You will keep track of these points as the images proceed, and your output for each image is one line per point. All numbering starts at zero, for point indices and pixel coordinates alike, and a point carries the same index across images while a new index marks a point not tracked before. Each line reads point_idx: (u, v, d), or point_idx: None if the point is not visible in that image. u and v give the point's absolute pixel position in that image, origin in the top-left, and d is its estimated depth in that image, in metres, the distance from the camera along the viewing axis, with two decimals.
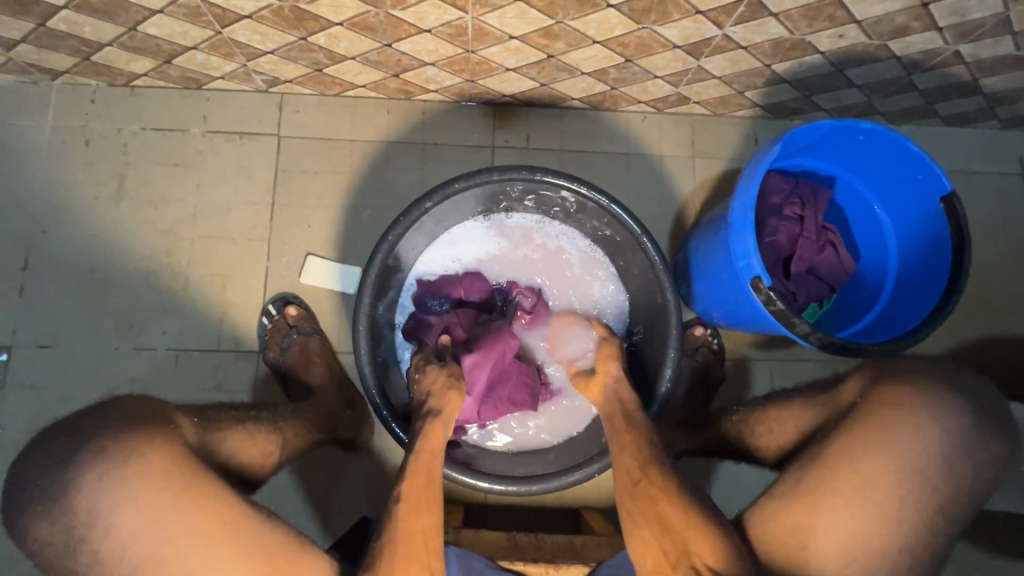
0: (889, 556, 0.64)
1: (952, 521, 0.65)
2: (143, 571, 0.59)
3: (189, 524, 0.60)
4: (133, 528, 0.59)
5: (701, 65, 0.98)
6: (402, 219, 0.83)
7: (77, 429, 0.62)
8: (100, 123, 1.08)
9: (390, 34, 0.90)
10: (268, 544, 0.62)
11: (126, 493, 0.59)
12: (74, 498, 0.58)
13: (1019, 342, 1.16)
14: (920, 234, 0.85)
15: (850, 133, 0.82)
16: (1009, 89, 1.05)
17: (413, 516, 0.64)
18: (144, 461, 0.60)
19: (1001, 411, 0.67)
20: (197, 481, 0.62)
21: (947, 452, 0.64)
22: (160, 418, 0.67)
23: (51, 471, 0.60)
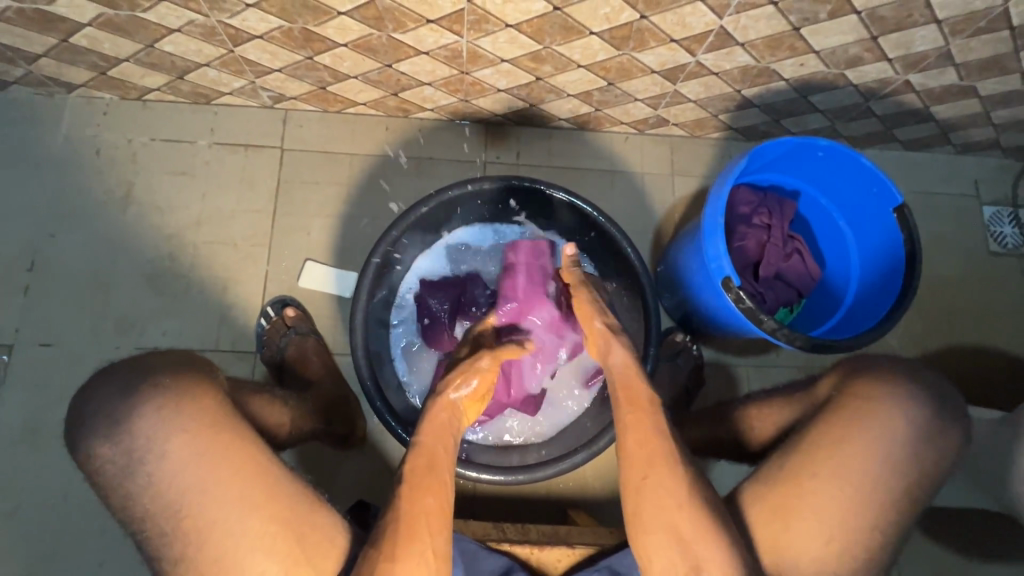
0: (864, 532, 0.68)
1: (911, 501, 0.70)
2: (187, 499, 0.61)
3: (229, 460, 0.62)
4: (183, 456, 0.62)
5: (677, 89, 1.07)
6: (400, 222, 0.89)
7: (140, 366, 0.68)
8: (111, 134, 1.14)
9: (391, 55, 0.97)
10: (296, 490, 0.64)
11: (180, 422, 0.63)
12: (137, 422, 0.63)
13: (979, 350, 1.24)
14: (879, 242, 0.93)
15: (811, 150, 0.90)
16: (958, 116, 1.15)
17: (419, 497, 0.63)
18: (200, 396, 0.65)
19: (951, 398, 0.74)
20: (238, 426, 0.65)
21: (916, 439, 0.70)
22: (212, 368, 0.72)
23: (117, 399, 0.64)
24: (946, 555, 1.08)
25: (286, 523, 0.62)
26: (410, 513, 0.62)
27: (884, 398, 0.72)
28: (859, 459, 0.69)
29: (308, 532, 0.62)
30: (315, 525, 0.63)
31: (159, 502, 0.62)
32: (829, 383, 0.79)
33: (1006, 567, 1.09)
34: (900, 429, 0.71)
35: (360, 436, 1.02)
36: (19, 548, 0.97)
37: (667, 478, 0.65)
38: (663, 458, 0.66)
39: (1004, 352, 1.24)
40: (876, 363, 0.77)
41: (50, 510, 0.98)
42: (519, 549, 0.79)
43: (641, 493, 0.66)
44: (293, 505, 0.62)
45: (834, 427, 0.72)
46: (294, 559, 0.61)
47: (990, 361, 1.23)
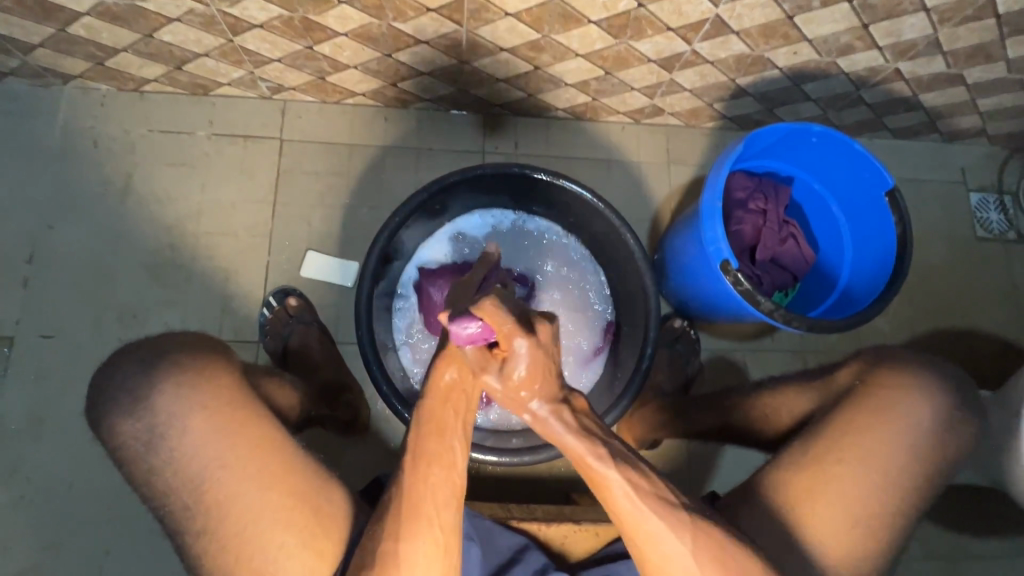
0: (885, 516, 0.70)
1: (918, 480, 0.71)
2: (208, 473, 0.62)
3: (248, 435, 0.64)
4: (203, 430, 0.63)
5: (674, 78, 1.09)
6: (402, 208, 0.90)
7: (158, 345, 0.69)
8: (109, 125, 1.13)
9: (390, 44, 0.98)
10: (311, 466, 0.65)
11: (200, 397, 0.64)
12: (156, 398, 0.64)
13: (967, 334, 1.27)
14: (872, 226, 0.95)
15: (805, 136, 0.92)
16: (946, 104, 1.17)
17: (424, 470, 0.60)
18: (218, 374, 0.67)
19: (963, 386, 0.76)
20: (255, 404, 0.67)
21: (936, 427, 0.73)
22: (228, 349, 0.74)
23: (137, 376, 0.66)
24: (935, 532, 1.12)
25: (304, 495, 0.63)
26: (416, 488, 0.60)
27: (904, 385, 0.75)
28: (881, 442, 0.72)
29: (324, 505, 0.63)
30: (331, 499, 0.64)
31: (179, 477, 0.63)
32: (849, 372, 0.81)
33: (992, 542, 1.12)
34: (922, 415, 0.73)
35: (365, 422, 1.04)
36: (23, 540, 0.97)
37: (670, 542, 0.59)
38: (659, 530, 0.59)
39: (990, 334, 1.27)
40: (895, 354, 0.79)
41: (54, 501, 0.98)
42: (528, 527, 0.80)
43: (654, 558, 0.60)
44: (310, 478, 0.64)
45: (856, 412, 0.74)
46: (312, 531, 0.62)
47: (976, 344, 1.26)
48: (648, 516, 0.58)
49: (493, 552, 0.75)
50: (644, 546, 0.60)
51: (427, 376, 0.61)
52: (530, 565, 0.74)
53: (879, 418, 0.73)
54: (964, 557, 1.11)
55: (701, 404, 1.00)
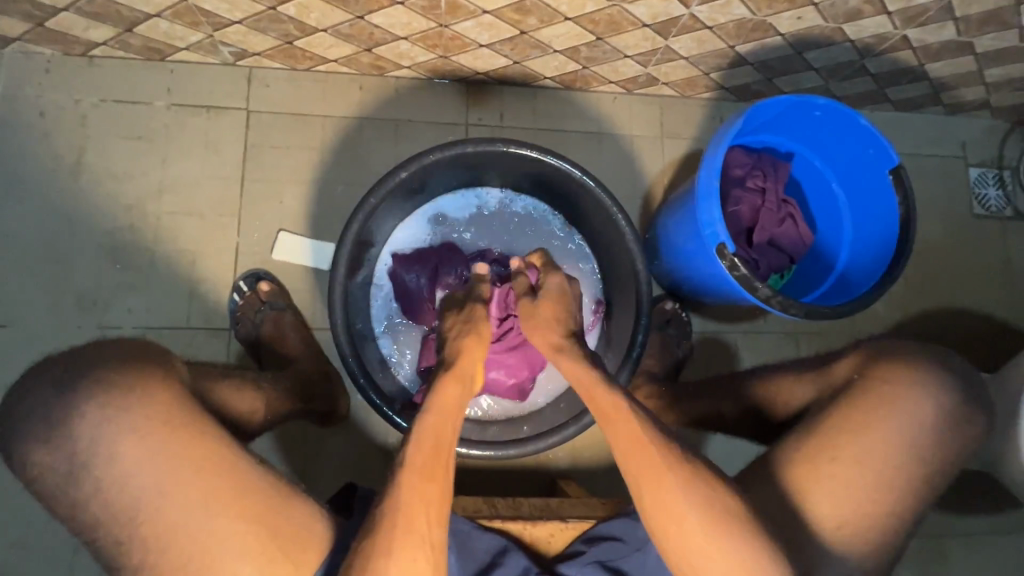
0: (879, 516, 0.69)
1: (916, 478, 0.69)
2: (144, 503, 0.58)
3: (190, 457, 0.59)
4: (133, 456, 0.58)
5: (669, 45, 1.01)
6: (378, 188, 0.83)
7: (83, 361, 0.63)
8: (56, 94, 1.04)
9: (362, 5, 0.89)
10: (264, 485, 0.61)
11: (130, 421, 0.59)
12: (78, 424, 0.59)
13: (961, 313, 1.25)
14: (874, 207, 0.90)
15: (807, 109, 0.87)
16: (952, 75, 1.12)
17: (419, 485, 0.58)
18: (150, 388, 0.61)
19: (965, 378, 0.74)
20: (197, 417, 0.62)
21: (935, 421, 0.70)
22: (167, 358, 0.67)
23: (56, 399, 0.60)
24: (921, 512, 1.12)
25: (257, 520, 0.59)
26: (409, 505, 0.57)
27: (905, 379, 0.72)
28: (878, 439, 0.69)
29: (282, 526, 0.60)
30: (290, 520, 0.61)
31: (110, 510, 0.58)
32: (847, 365, 0.78)
33: (975, 520, 1.13)
34: (923, 411, 0.71)
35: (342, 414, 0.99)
36: None
37: (679, 485, 0.60)
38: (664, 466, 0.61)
39: (983, 313, 1.25)
40: (898, 346, 0.77)
41: (19, 498, 0.94)
42: (513, 527, 0.77)
43: (661, 503, 0.60)
44: (263, 499, 0.60)
45: (855, 407, 0.72)
46: (269, 556, 0.59)
47: (969, 323, 1.25)
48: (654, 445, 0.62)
49: (472, 554, 0.72)
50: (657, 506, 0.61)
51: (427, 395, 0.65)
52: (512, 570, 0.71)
53: (880, 415, 0.70)
54: (947, 535, 1.12)
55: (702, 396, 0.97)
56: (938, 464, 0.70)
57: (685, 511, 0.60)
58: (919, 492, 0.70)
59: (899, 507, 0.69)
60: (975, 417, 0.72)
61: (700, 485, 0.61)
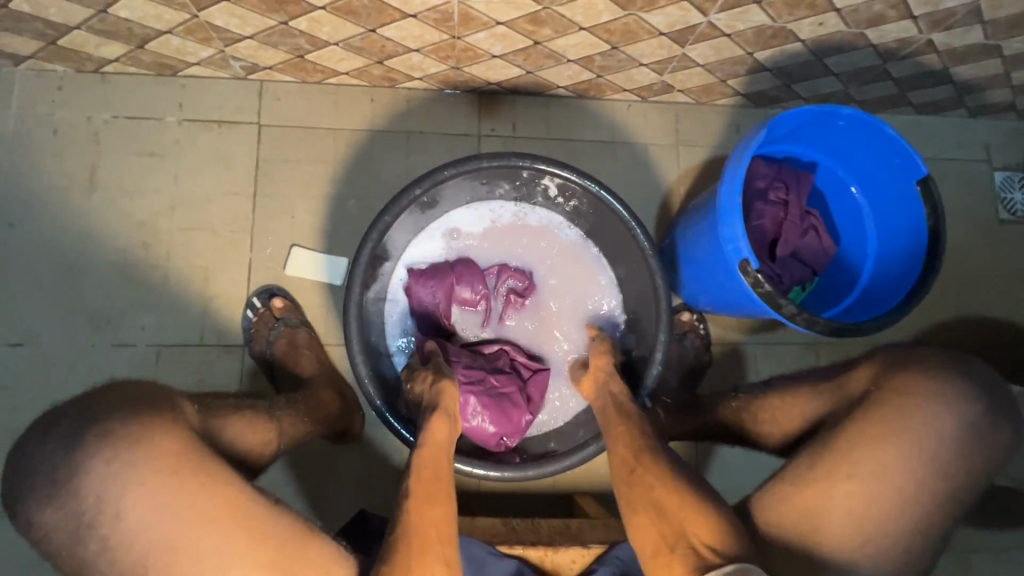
0: (909, 544, 0.66)
1: (949, 504, 0.67)
2: (154, 559, 0.57)
3: (200, 507, 0.58)
4: (141, 513, 0.57)
5: (686, 53, 0.99)
6: (392, 206, 0.82)
7: (86, 412, 0.62)
8: (69, 111, 1.04)
9: (374, 19, 0.88)
10: (281, 530, 0.60)
11: (138, 476, 0.58)
12: (84, 481, 0.58)
13: (987, 322, 1.22)
14: (900, 218, 0.88)
15: (831, 119, 0.84)
16: (977, 78, 1.09)
17: (427, 507, 0.62)
18: (156, 440, 0.60)
19: (1001, 398, 0.71)
20: (206, 464, 0.61)
21: (970, 444, 0.68)
22: (172, 403, 0.66)
23: (62, 453, 0.59)
24: None
25: (273, 567, 0.58)
26: (422, 521, 0.61)
27: (922, 389, 0.70)
28: (903, 459, 0.67)
29: (300, 570, 0.59)
30: (306, 563, 0.59)
31: (123, 564, 0.57)
32: (863, 376, 0.76)
33: (1003, 536, 1.10)
34: (944, 423, 0.68)
35: (356, 431, 0.99)
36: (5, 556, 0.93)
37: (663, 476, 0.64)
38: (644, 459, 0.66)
39: (1010, 321, 1.22)
40: (916, 356, 0.74)
41: None
42: (532, 553, 0.75)
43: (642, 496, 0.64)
44: (279, 546, 0.59)
45: (871, 421, 0.69)
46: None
47: (995, 333, 1.21)
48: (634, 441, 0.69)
49: None
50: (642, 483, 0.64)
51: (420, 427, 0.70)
52: None
53: (896, 428, 0.68)
54: (975, 551, 1.09)
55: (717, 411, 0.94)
56: (972, 489, 0.68)
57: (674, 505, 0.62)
58: (951, 516, 0.68)
59: (932, 533, 0.67)
60: (1011, 439, 0.70)
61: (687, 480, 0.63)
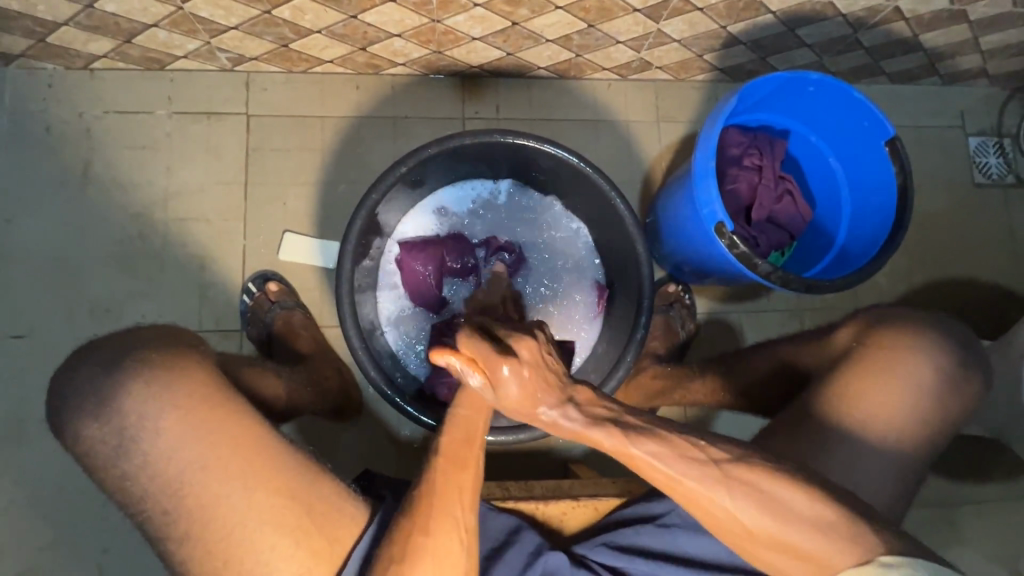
0: (889, 485, 0.69)
1: (922, 446, 0.70)
2: (187, 477, 0.60)
3: (228, 435, 0.62)
4: (176, 431, 0.61)
5: (661, 28, 1.02)
6: (380, 183, 0.85)
7: (120, 347, 0.66)
8: (61, 108, 1.06)
9: (355, 5, 0.90)
10: (303, 460, 0.64)
11: (175, 397, 0.62)
12: (124, 400, 0.62)
13: (965, 283, 1.25)
14: (871, 179, 0.91)
15: (801, 85, 0.87)
16: (946, 44, 1.11)
17: (455, 471, 0.59)
18: (188, 369, 0.64)
19: (970, 346, 0.75)
20: (233, 397, 0.64)
21: (942, 389, 0.71)
22: (199, 344, 0.70)
23: (98, 381, 0.63)
24: (932, 481, 1.13)
25: (296, 493, 0.62)
26: (445, 489, 0.58)
27: (907, 345, 0.73)
28: (885, 408, 0.70)
29: (320, 501, 0.62)
30: (325, 493, 0.63)
31: (155, 482, 0.61)
32: (847, 332, 0.80)
33: (985, 488, 1.14)
34: (932, 383, 0.71)
35: (354, 408, 1.01)
36: (18, 542, 0.96)
37: (717, 497, 0.56)
38: (685, 474, 0.56)
39: (987, 282, 1.26)
40: (904, 317, 0.77)
41: (47, 502, 0.97)
42: (525, 506, 0.79)
43: (709, 509, 0.57)
44: (300, 473, 0.62)
45: (857, 374, 0.73)
46: (307, 529, 0.61)
47: (974, 293, 1.25)
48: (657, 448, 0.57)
49: (483, 537, 0.72)
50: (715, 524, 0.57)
51: (454, 397, 0.62)
52: (525, 547, 0.71)
53: (881, 379, 0.71)
54: (960, 504, 1.13)
55: (710, 370, 0.97)
56: (945, 431, 0.71)
57: (742, 518, 0.56)
58: (925, 458, 0.71)
59: (905, 474, 0.70)
60: (980, 382, 0.73)
61: (759, 509, 0.56)
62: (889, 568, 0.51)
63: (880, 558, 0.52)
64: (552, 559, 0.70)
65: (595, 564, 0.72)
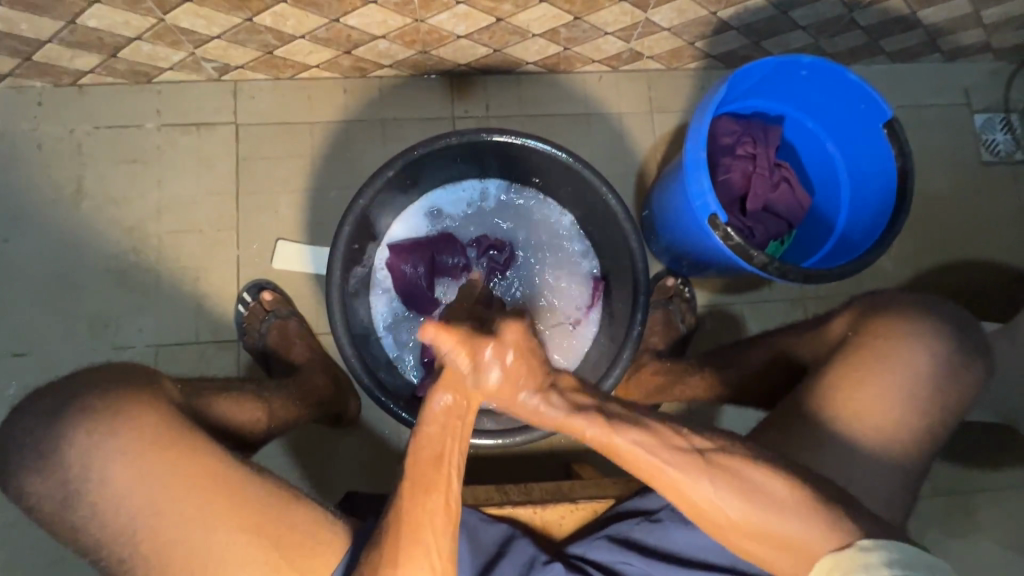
0: (895, 478, 0.67)
1: (927, 436, 0.68)
2: (141, 523, 0.60)
3: (181, 475, 0.61)
4: (124, 478, 0.61)
5: (650, 17, 0.99)
6: (366, 189, 0.84)
7: (71, 387, 0.65)
8: (51, 126, 1.06)
9: (336, 8, 0.89)
10: (263, 496, 0.63)
11: (120, 444, 0.61)
12: (70, 450, 0.62)
13: (974, 264, 1.22)
14: (869, 163, 0.89)
15: (793, 69, 0.85)
16: (947, 19, 1.08)
17: (423, 498, 0.55)
18: (134, 412, 0.63)
19: (977, 333, 0.72)
20: (184, 436, 0.63)
21: (948, 379, 0.69)
22: (153, 378, 0.69)
23: (46, 429, 0.63)
24: (943, 468, 1.10)
25: (255, 531, 0.61)
26: (415, 516, 0.55)
27: (908, 332, 0.71)
28: (892, 402, 0.68)
29: (285, 534, 0.62)
30: (289, 525, 0.62)
31: (119, 523, 0.61)
32: (843, 323, 0.79)
33: (1001, 473, 1.11)
34: (938, 372, 0.69)
35: (353, 415, 1.01)
36: (25, 558, 0.97)
37: (707, 492, 0.55)
38: (677, 476, 0.56)
39: (997, 263, 1.22)
40: (912, 306, 0.75)
41: None
42: (523, 512, 0.79)
43: (694, 505, 0.57)
44: (259, 509, 0.62)
45: (851, 365, 0.71)
46: (274, 563, 0.61)
47: (984, 274, 1.21)
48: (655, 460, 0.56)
49: (479, 546, 0.71)
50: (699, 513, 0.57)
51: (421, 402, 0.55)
52: (518, 557, 0.70)
53: (874, 368, 0.70)
54: (973, 491, 1.10)
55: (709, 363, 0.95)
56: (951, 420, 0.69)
57: (726, 508, 0.56)
58: (931, 449, 0.69)
59: (907, 470, 0.68)
60: (987, 369, 0.71)
61: (738, 485, 0.56)
62: (869, 551, 0.53)
63: (857, 542, 0.53)
64: (549, 567, 0.68)
65: (588, 562, 0.71)
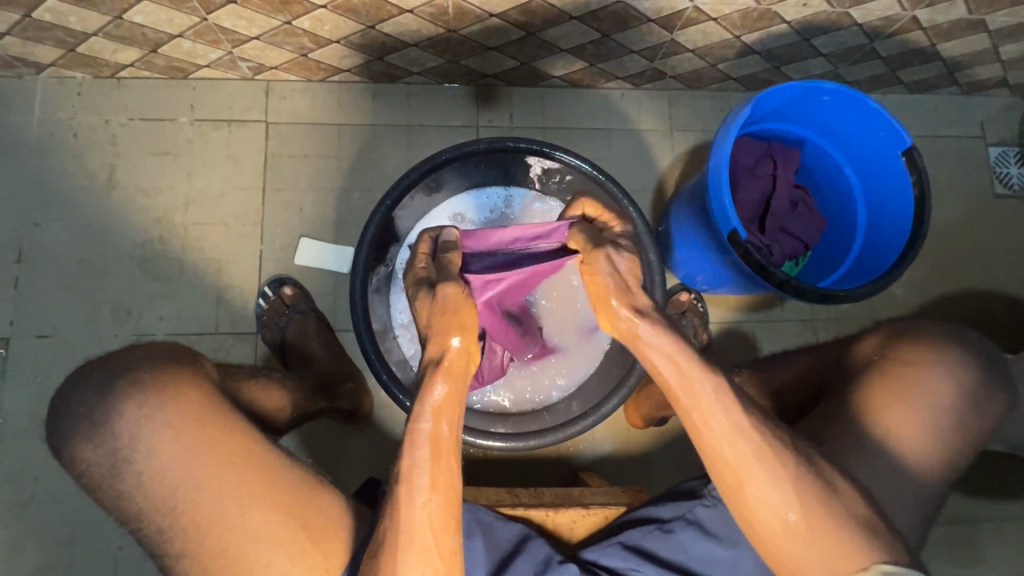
0: (907, 500, 0.68)
1: (939, 461, 0.69)
2: (182, 496, 0.62)
3: (222, 451, 0.63)
4: (170, 450, 0.62)
5: (675, 38, 1.02)
6: (392, 192, 0.87)
7: (111, 365, 0.67)
8: (87, 116, 1.09)
9: (373, 16, 0.92)
10: (295, 477, 0.64)
11: (169, 417, 0.63)
12: (109, 424, 0.63)
13: (985, 295, 1.23)
14: (886, 188, 0.91)
15: (816, 95, 0.87)
16: (965, 54, 1.10)
17: (424, 500, 0.55)
18: (181, 388, 0.65)
19: (991, 361, 0.73)
20: (225, 414, 0.65)
21: (963, 405, 0.70)
22: (197, 359, 0.71)
23: (82, 406, 0.64)
24: (949, 497, 1.10)
25: (289, 510, 0.62)
26: (411, 521, 0.54)
27: (928, 359, 0.72)
28: (907, 424, 0.69)
29: (314, 516, 0.63)
30: (319, 507, 0.64)
31: (161, 495, 0.62)
32: (868, 346, 0.78)
33: (1012, 505, 1.10)
34: (954, 397, 0.70)
35: (366, 412, 1.03)
36: (35, 538, 0.97)
37: (779, 489, 0.56)
38: (754, 459, 0.56)
39: (1007, 294, 1.23)
40: (933, 331, 0.75)
41: (61, 502, 0.99)
42: (535, 515, 0.80)
43: (757, 501, 0.56)
44: (292, 492, 0.63)
45: (873, 388, 0.71)
46: (302, 546, 0.62)
47: (995, 305, 1.22)
48: (751, 441, 0.56)
49: (493, 546, 0.71)
50: (753, 509, 0.57)
51: (418, 392, 0.57)
52: (533, 555, 0.70)
53: (891, 393, 0.70)
54: (977, 520, 1.10)
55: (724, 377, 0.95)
56: (963, 445, 0.70)
57: (791, 509, 0.56)
58: (943, 473, 0.69)
59: (918, 491, 0.68)
60: (1000, 397, 0.72)
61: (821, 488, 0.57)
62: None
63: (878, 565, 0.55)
64: (563, 566, 0.68)
65: (601, 568, 0.71)
